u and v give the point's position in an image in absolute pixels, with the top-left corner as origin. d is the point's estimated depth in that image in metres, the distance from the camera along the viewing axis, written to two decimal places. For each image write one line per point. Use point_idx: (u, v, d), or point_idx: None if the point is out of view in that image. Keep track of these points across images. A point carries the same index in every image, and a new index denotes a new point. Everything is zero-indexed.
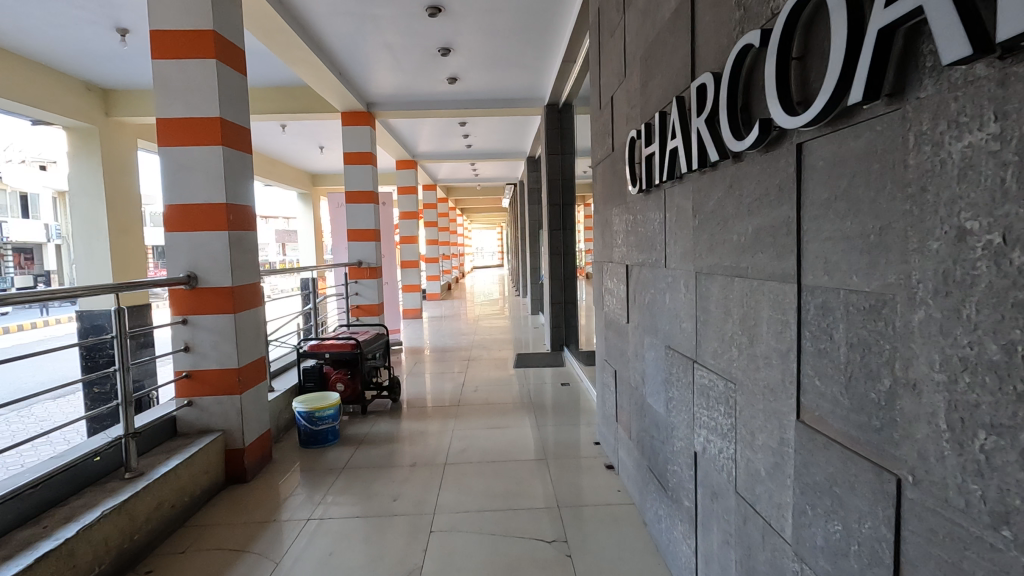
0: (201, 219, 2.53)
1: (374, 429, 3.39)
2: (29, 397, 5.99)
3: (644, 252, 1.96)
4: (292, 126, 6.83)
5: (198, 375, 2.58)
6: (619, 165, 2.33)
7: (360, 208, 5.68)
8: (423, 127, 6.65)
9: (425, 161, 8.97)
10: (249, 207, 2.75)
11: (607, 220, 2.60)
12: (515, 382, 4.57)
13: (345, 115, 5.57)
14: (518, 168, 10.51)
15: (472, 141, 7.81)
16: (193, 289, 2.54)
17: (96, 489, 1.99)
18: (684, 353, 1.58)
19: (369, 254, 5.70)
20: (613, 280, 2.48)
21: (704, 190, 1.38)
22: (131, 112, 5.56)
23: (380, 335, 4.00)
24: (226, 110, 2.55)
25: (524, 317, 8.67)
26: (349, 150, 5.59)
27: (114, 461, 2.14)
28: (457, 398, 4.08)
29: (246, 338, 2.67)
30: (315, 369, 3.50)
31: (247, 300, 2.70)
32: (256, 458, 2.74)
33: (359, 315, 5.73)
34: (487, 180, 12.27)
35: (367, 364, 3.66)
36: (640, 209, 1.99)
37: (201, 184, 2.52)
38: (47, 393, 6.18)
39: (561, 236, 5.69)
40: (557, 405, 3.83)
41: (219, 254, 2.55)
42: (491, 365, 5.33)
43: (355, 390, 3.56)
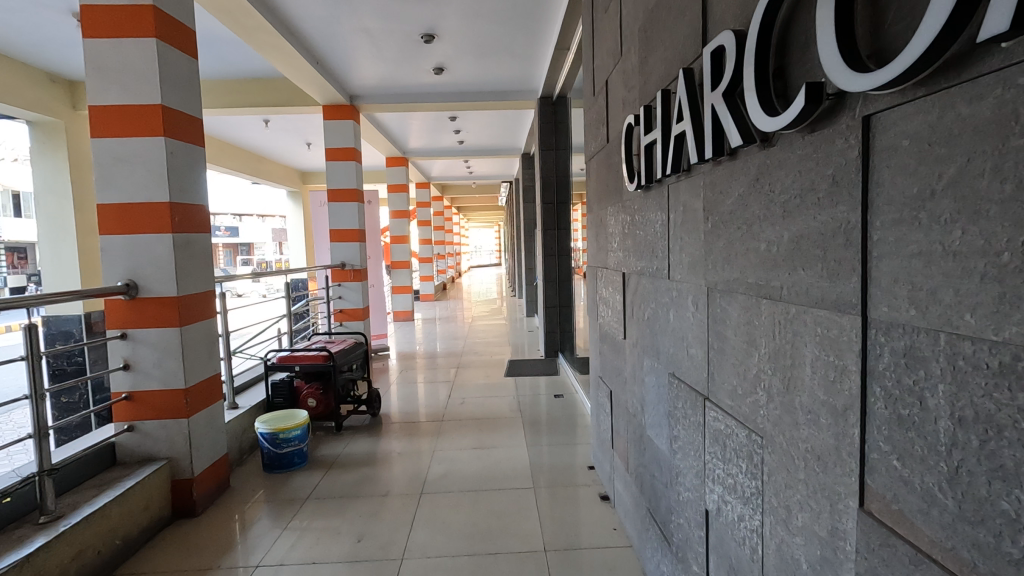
0: (142, 220, 2.24)
1: (348, 449, 3.10)
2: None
3: (643, 259, 1.67)
4: (274, 120, 6.52)
5: (140, 396, 2.29)
6: (614, 158, 2.03)
7: (343, 207, 5.37)
8: (411, 122, 6.34)
9: (416, 158, 8.66)
10: (201, 207, 2.46)
11: (601, 220, 2.31)
12: (505, 392, 4.27)
13: (327, 108, 5.26)
14: (513, 165, 10.20)
15: (464, 137, 7.51)
16: (133, 300, 2.24)
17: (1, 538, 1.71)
18: (692, 386, 1.29)
19: (352, 255, 5.39)
20: (608, 289, 2.19)
21: (720, 186, 1.09)
22: None
23: (359, 345, 3.70)
24: (170, 97, 2.26)
25: (519, 320, 8.37)
26: (331, 146, 5.28)
27: (28, 501, 1.85)
28: (442, 412, 3.79)
29: (196, 353, 2.38)
30: (284, 384, 3.20)
31: (197, 311, 2.40)
32: (209, 488, 2.45)
33: (342, 319, 5.43)
34: (482, 178, 11.96)
35: (342, 376, 3.37)
36: (639, 208, 1.70)
37: (141, 180, 2.23)
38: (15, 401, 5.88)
39: (555, 235, 5.40)
40: (549, 419, 3.54)
41: (163, 260, 2.25)
42: (481, 372, 5.04)
43: (328, 406, 3.27)
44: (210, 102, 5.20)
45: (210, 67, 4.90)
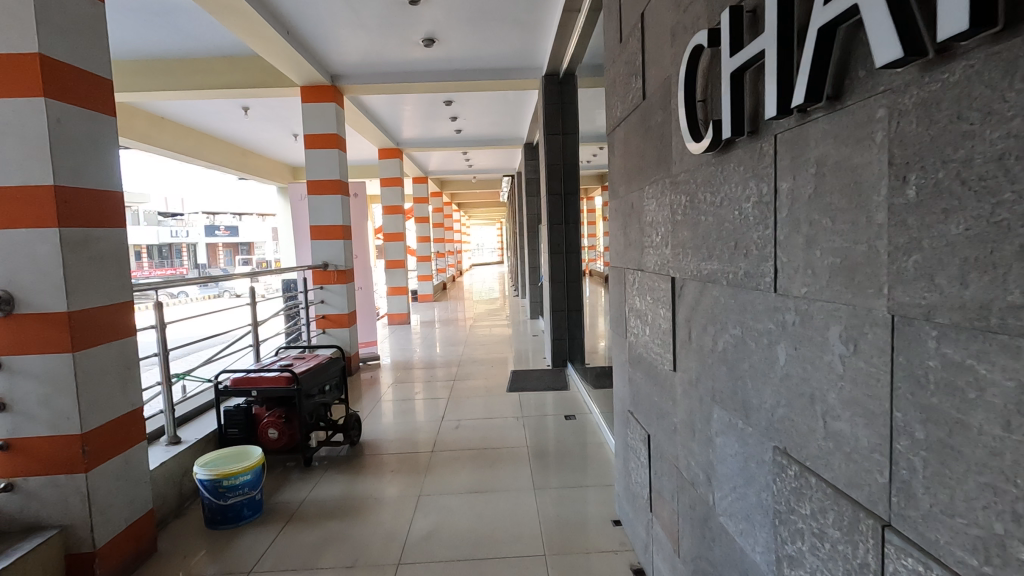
0: (18, 209, 1.67)
1: (314, 492, 2.54)
2: None
3: (715, 259, 1.09)
4: (254, 107, 5.92)
5: (21, 445, 1.73)
6: (658, 116, 1.45)
7: (325, 200, 4.79)
8: (403, 106, 5.77)
9: (410, 150, 8.08)
10: (110, 194, 1.89)
11: (633, 206, 1.73)
12: (508, 412, 3.70)
13: (306, 90, 4.69)
14: (516, 157, 9.61)
15: (461, 126, 6.93)
16: (8, 318, 1.68)
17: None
18: (840, 489, 0.72)
19: (336, 254, 4.83)
20: (645, 300, 1.61)
21: (956, 107, 0.52)
22: None
23: (336, 360, 3.14)
24: (53, 47, 1.68)
25: (523, 322, 7.79)
26: (309, 132, 4.71)
27: None
28: (433, 437, 3.22)
29: (100, 386, 1.82)
30: (241, 411, 2.66)
31: (103, 329, 1.84)
32: (124, 558, 1.89)
33: (326, 326, 4.88)
34: (483, 172, 11.36)
35: (312, 401, 2.81)
36: (706, 180, 1.12)
37: (16, 159, 1.66)
38: None
39: (563, 231, 4.81)
40: (560, 449, 2.96)
41: (47, 264, 1.68)
42: (481, 385, 4.46)
43: (294, 438, 2.71)
44: (174, 85, 4.60)
45: (171, 44, 4.30)
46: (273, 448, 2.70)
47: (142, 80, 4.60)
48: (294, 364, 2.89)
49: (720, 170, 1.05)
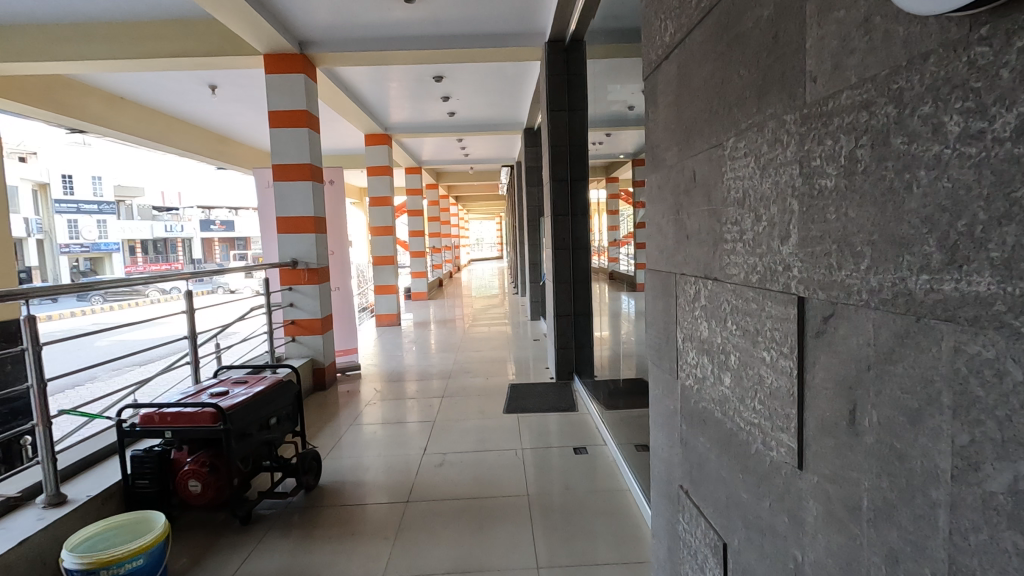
0: None
1: (246, 567, 1.92)
2: None
3: (986, 273, 0.45)
4: (223, 86, 5.23)
5: None
6: (761, 10, 0.81)
7: (293, 188, 4.14)
8: (387, 82, 5.12)
9: (399, 136, 7.41)
10: None
11: (697, 177, 1.09)
12: (504, 440, 3.07)
13: (271, 59, 4.02)
14: (514, 145, 8.95)
15: (454, 108, 6.27)
16: None
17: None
18: None
19: (307, 251, 4.19)
20: (727, 332, 0.97)
21: None
22: None
23: (289, 386, 2.50)
24: None
25: (523, 323, 7.15)
26: (275, 109, 4.05)
27: None
28: (411, 479, 2.58)
29: None
30: (153, 457, 2.03)
31: None
32: None
33: (295, 333, 4.26)
34: (480, 162, 10.69)
35: (249, 441, 2.17)
36: (949, 87, 0.48)
37: None
38: None
39: (569, 223, 4.15)
40: (570, 499, 2.33)
41: None
42: (473, 403, 3.82)
43: (223, 492, 2.04)
44: (115, 52, 3.90)
45: (106, 4, 3.61)
46: (197, 505, 2.05)
47: (77, 44, 3.89)
48: (230, 393, 2.25)
49: (1020, 46, 0.41)
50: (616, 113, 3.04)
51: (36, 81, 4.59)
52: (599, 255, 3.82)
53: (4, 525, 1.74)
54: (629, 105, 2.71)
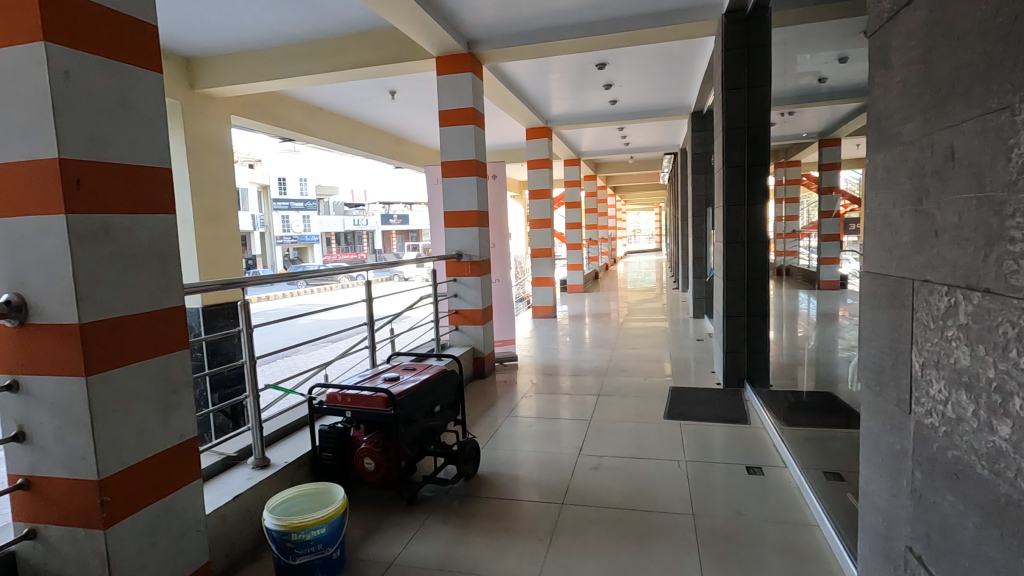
0: (21, 194, 1.29)
1: (410, 548, 2.01)
2: None
3: None
4: (401, 91, 5.68)
5: (41, 486, 1.40)
6: None
7: (459, 183, 4.32)
8: (548, 74, 5.11)
9: (559, 128, 7.40)
10: (155, 171, 1.50)
11: (959, 154, 0.82)
12: (664, 449, 2.86)
13: (442, 61, 4.22)
14: (678, 130, 8.42)
15: (617, 96, 6.06)
16: (23, 331, 1.35)
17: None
18: None
19: (470, 244, 4.36)
20: (1009, 366, 0.71)
21: None
22: (213, 82, 4.63)
23: (451, 374, 2.59)
24: None
25: (683, 320, 6.71)
26: (444, 108, 4.25)
27: None
28: (566, 480, 2.52)
29: (126, 416, 1.42)
30: (335, 432, 2.25)
31: (139, 340, 1.45)
32: None
33: (458, 323, 4.48)
34: (640, 151, 10.29)
35: (414, 427, 2.28)
36: None
37: (13, 121, 1.27)
38: None
39: (743, 214, 3.74)
40: (741, 527, 2.07)
41: (55, 263, 1.29)
42: (629, 405, 3.64)
43: (391, 472, 2.19)
44: (315, 68, 4.41)
45: (308, 26, 4.07)
46: (371, 482, 2.21)
47: (287, 63, 4.46)
48: (400, 379, 2.39)
49: None
50: (806, 85, 2.62)
51: (257, 99, 5.38)
52: (774, 250, 3.37)
53: (224, 480, 2.04)
54: (824, 74, 2.30)
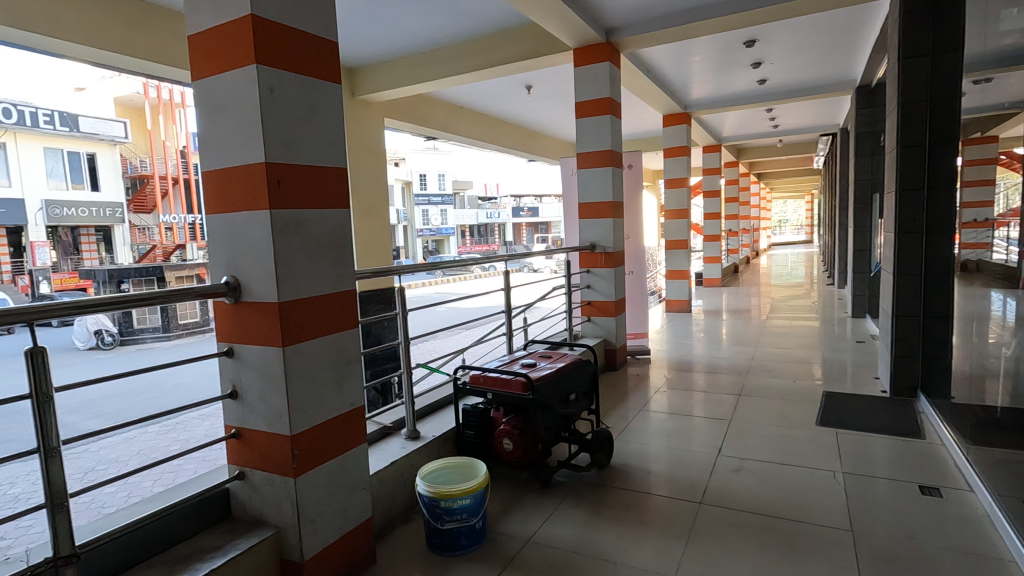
0: (239, 192, 1.55)
1: (545, 529, 2.08)
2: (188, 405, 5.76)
3: None
4: (536, 85, 5.79)
5: (248, 437, 1.68)
6: None
7: (594, 174, 4.30)
8: (690, 56, 4.87)
9: (700, 112, 7.03)
10: (335, 170, 1.71)
11: None
12: (816, 457, 2.63)
13: (580, 52, 4.23)
14: (839, 108, 7.55)
15: (766, 74, 5.60)
16: (238, 306, 1.62)
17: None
18: None
19: (604, 235, 4.33)
20: None
21: None
22: (371, 89, 5.10)
23: (586, 363, 2.63)
24: (263, 1, 1.47)
25: (839, 320, 6.04)
26: (581, 99, 4.26)
27: None
28: (704, 479, 2.43)
29: (312, 383, 1.64)
30: (476, 411, 2.39)
31: (320, 319, 1.67)
32: (334, 571, 1.73)
33: (591, 314, 4.49)
34: (790, 133, 9.42)
35: (551, 413, 2.35)
36: None
37: (233, 132, 1.53)
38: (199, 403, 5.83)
39: (921, 199, 3.27)
40: (911, 552, 1.84)
41: (262, 250, 1.53)
42: (774, 408, 3.38)
43: (528, 454, 2.28)
44: (459, 68, 4.66)
45: (453, 29, 4.32)
46: (509, 461, 2.33)
47: (434, 66, 4.77)
48: (537, 365, 2.48)
49: None
50: (1011, 47, 2.22)
51: (406, 101, 5.82)
52: (961, 242, 2.91)
53: (382, 446, 2.27)
54: None
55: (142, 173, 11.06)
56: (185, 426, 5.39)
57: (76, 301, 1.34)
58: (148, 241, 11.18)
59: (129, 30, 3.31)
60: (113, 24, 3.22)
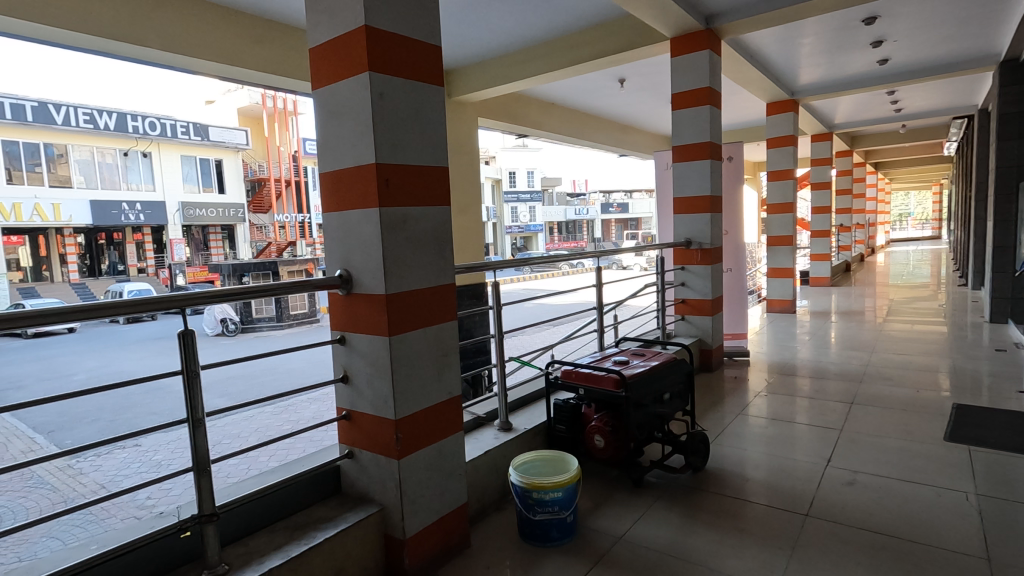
0: (352, 191, 1.66)
1: (637, 528, 2.05)
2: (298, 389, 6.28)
3: None
4: (630, 78, 5.67)
5: (357, 419, 1.80)
6: None
7: (691, 167, 4.15)
8: (799, 39, 4.55)
9: (808, 99, 6.55)
10: (437, 169, 1.79)
11: None
12: (942, 476, 2.37)
13: (678, 41, 4.08)
14: (978, 86, 6.71)
15: (888, 54, 5.11)
16: (349, 297, 1.74)
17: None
18: None
19: (701, 230, 4.17)
20: None
21: None
22: (465, 90, 5.25)
23: (681, 362, 2.55)
24: (376, 13, 1.57)
25: (972, 324, 5.39)
26: (677, 90, 4.13)
27: (197, 543, 1.54)
28: (810, 491, 2.28)
29: (414, 371, 1.74)
30: (568, 406, 2.40)
31: (422, 311, 1.76)
32: (432, 551, 1.82)
33: (685, 312, 4.35)
34: (915, 117, 8.53)
35: (644, 411, 2.30)
36: None
37: (347, 136, 1.65)
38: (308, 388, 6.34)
39: None
40: None
41: (371, 246, 1.64)
42: (892, 420, 3.09)
43: (620, 451, 2.26)
44: (551, 65, 4.68)
45: (546, 25, 4.35)
46: (600, 458, 2.32)
47: (527, 64, 4.82)
48: (630, 363, 2.44)
49: None
50: None
51: (500, 101, 5.93)
52: None
53: (476, 436, 2.35)
54: None
55: (261, 176, 13.57)
56: (295, 408, 5.88)
57: (212, 290, 1.50)
58: (264, 237, 13.99)
59: (255, 47, 3.64)
60: (242, 42, 3.56)
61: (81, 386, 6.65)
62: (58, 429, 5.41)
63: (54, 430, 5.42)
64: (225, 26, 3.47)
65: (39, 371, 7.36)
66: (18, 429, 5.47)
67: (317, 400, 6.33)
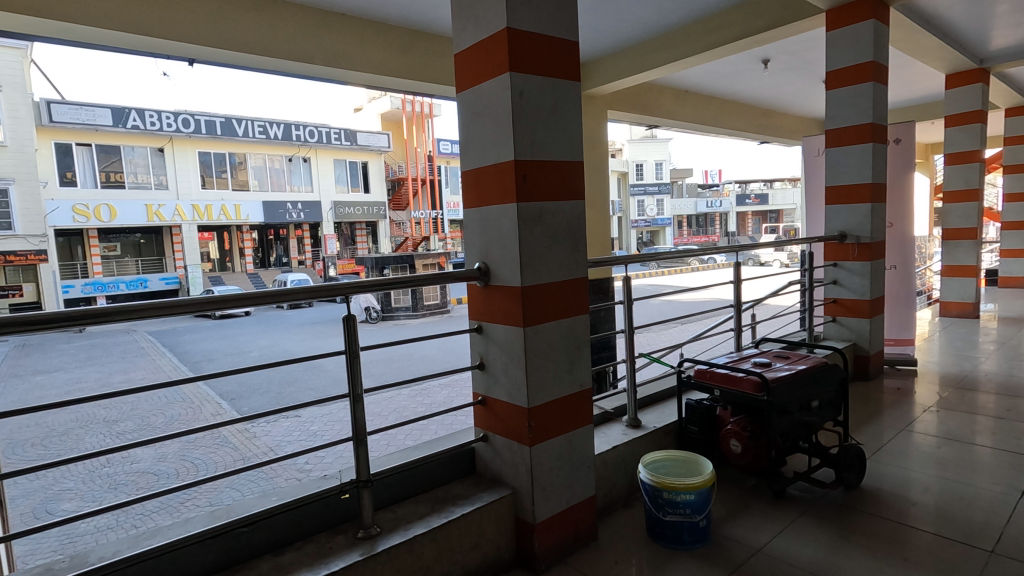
0: (492, 189, 1.75)
1: (778, 541, 1.92)
2: (430, 373, 6.73)
3: None
4: (776, 57, 5.22)
5: (492, 404, 1.89)
6: None
7: (848, 152, 3.73)
8: None
9: (1004, 66, 5.52)
10: (573, 164, 1.81)
11: None
12: None
13: (837, 13, 3.69)
14: None
15: None
16: (486, 289, 1.83)
17: (306, 547, 1.58)
18: None
19: (859, 223, 3.73)
20: None
21: None
22: (597, 82, 5.20)
23: (832, 367, 2.32)
24: (517, 18, 1.63)
25: None
26: (835, 68, 3.73)
27: (352, 506, 1.73)
28: (997, 524, 1.95)
29: (547, 362, 1.79)
30: (702, 406, 2.30)
31: (555, 304, 1.80)
32: (560, 537, 1.86)
33: (837, 313, 3.94)
34: None
35: (789, 418, 2.14)
36: None
37: (489, 137, 1.73)
38: (439, 373, 6.77)
39: None
40: None
41: (509, 240, 1.72)
42: None
43: (759, 458, 2.12)
44: (688, 50, 4.49)
45: (683, 9, 4.17)
46: (737, 464, 2.19)
47: (663, 52, 4.66)
48: (773, 366, 2.28)
49: None
50: None
51: (631, 91, 5.78)
52: None
53: (605, 431, 2.35)
54: None
55: (400, 176, 14.73)
56: (429, 393, 6.32)
57: (365, 281, 1.66)
58: (401, 233, 15.18)
59: (404, 56, 3.94)
60: (391, 53, 3.86)
61: (255, 361, 7.74)
62: (239, 397, 6.38)
63: (236, 398, 6.38)
64: (376, 38, 3.78)
65: (224, 347, 8.69)
66: (209, 395, 6.52)
67: (447, 385, 6.74)
